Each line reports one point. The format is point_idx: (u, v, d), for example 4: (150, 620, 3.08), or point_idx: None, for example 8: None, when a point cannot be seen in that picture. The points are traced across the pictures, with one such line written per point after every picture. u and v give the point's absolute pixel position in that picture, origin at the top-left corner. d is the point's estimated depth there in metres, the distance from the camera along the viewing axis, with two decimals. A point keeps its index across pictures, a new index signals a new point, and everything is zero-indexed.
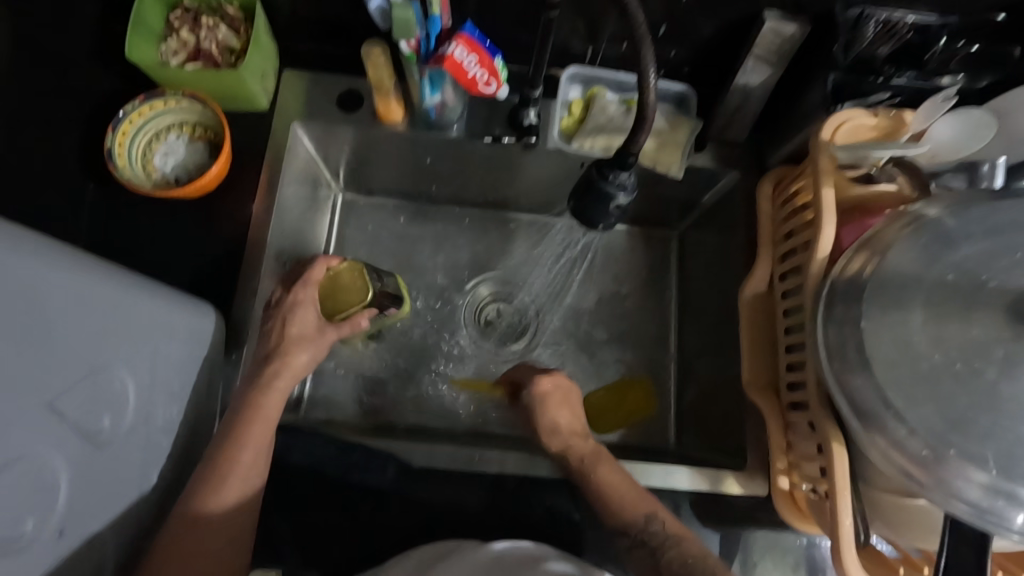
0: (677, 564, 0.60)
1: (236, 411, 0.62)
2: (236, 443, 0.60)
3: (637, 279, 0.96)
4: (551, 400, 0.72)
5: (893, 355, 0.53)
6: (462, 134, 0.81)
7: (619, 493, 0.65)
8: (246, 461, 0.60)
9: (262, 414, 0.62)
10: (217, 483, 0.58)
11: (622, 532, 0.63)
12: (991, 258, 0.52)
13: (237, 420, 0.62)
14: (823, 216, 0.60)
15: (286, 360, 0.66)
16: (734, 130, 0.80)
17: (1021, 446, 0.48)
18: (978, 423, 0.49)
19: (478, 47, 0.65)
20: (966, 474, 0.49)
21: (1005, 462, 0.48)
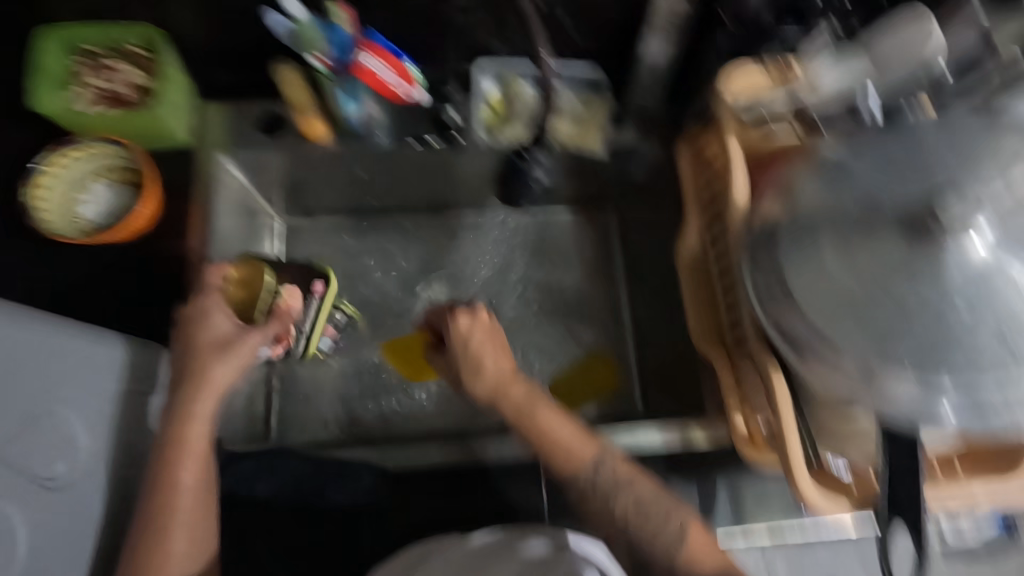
0: (632, 507, 0.63)
1: (160, 463, 0.60)
2: (174, 477, 0.60)
3: (586, 257, 1.00)
4: (473, 338, 0.69)
5: (813, 280, 0.56)
6: (391, 140, 0.79)
7: (560, 436, 0.66)
8: (188, 510, 0.60)
9: (190, 457, 0.61)
10: (159, 539, 0.58)
11: (575, 478, 0.65)
12: (885, 178, 0.56)
13: (162, 471, 0.60)
14: (731, 162, 0.65)
15: (207, 372, 0.64)
16: (649, 100, 0.83)
17: (937, 341, 0.52)
18: (898, 328, 0.53)
19: (385, 53, 0.69)
20: (893, 377, 0.53)
21: (926, 359, 0.52)
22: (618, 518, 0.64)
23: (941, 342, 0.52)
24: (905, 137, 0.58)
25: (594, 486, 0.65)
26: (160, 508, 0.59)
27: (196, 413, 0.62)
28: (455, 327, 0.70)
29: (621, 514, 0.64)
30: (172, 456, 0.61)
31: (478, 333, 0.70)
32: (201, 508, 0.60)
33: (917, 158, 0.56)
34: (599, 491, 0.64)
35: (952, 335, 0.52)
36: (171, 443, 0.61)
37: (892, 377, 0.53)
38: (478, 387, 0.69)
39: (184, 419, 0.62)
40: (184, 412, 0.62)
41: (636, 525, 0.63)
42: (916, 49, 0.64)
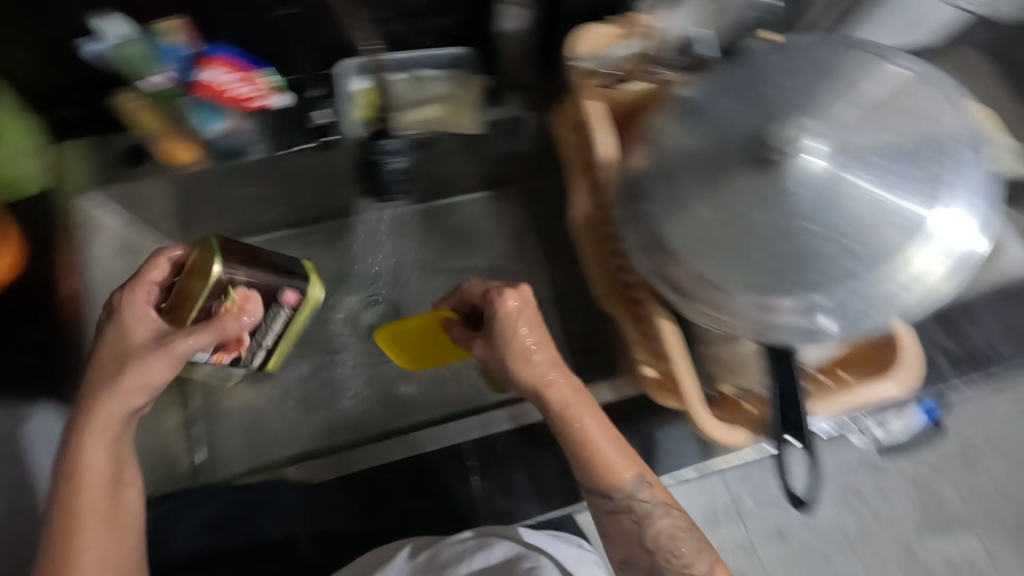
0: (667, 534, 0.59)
1: (54, 506, 0.53)
2: (75, 519, 0.52)
3: (495, 239, 1.00)
4: (521, 321, 0.59)
5: (680, 224, 0.58)
6: (265, 153, 0.79)
7: (585, 442, 0.59)
8: (96, 562, 0.52)
9: (89, 500, 0.53)
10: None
11: (606, 496, 0.59)
12: (732, 117, 0.58)
13: (66, 513, 0.53)
14: (592, 122, 0.66)
15: (145, 362, 0.56)
16: (523, 73, 0.84)
17: (802, 263, 0.54)
18: (767, 257, 0.54)
19: (235, 64, 0.67)
20: (773, 306, 0.54)
21: (795, 283, 0.54)
22: (648, 540, 0.59)
23: (805, 264, 0.54)
24: (747, 73, 0.60)
25: (628, 507, 0.59)
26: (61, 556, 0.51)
27: (93, 448, 0.54)
28: (504, 311, 0.58)
29: (652, 541, 0.59)
30: (70, 503, 0.53)
31: (524, 318, 0.59)
32: (114, 559, 0.53)
33: (756, 90, 0.59)
34: (633, 516, 0.59)
35: (808, 255, 0.53)
36: (65, 486, 0.53)
37: (771, 307, 0.54)
38: (515, 375, 0.60)
39: (77, 459, 0.54)
40: (82, 452, 0.54)
41: (666, 549, 0.58)
42: None
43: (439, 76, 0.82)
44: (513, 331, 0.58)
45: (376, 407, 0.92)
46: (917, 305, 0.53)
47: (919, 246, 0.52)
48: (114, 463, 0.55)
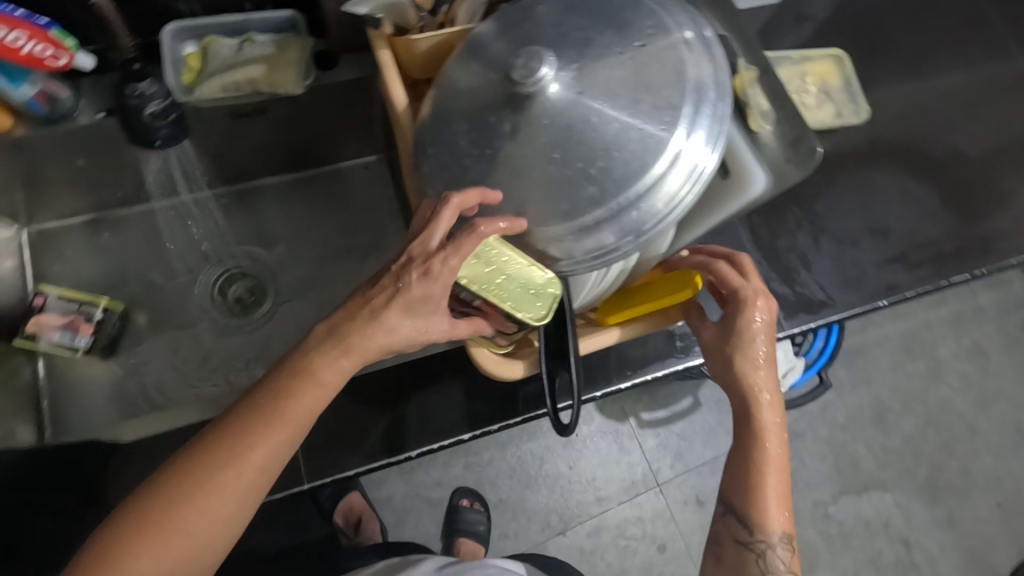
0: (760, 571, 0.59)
1: (227, 441, 0.50)
2: (243, 454, 0.49)
3: (361, 208, 1.04)
4: (760, 327, 0.61)
5: (448, 160, 0.59)
6: (89, 118, 0.80)
7: (761, 485, 0.59)
8: (182, 545, 0.48)
9: (243, 472, 0.49)
10: (126, 560, 0.47)
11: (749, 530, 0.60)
12: (497, 60, 0.59)
13: (292, 384, 0.51)
14: (387, 77, 0.67)
15: (382, 319, 0.51)
16: (351, 35, 0.84)
17: (555, 191, 0.54)
18: (525, 189, 0.55)
19: (18, 22, 0.65)
20: (540, 234, 0.55)
21: (549, 209, 0.55)
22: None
23: (556, 193, 0.54)
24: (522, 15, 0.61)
25: (762, 551, 0.59)
26: (160, 509, 0.48)
27: (306, 397, 0.51)
28: (748, 327, 0.61)
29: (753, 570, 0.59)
30: (236, 459, 0.49)
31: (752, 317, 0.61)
32: (203, 537, 0.49)
33: (523, 28, 0.60)
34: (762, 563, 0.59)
35: (556, 180, 0.54)
36: (256, 430, 0.50)
37: (547, 237, 0.55)
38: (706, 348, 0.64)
39: (284, 414, 0.50)
40: (285, 411, 0.50)
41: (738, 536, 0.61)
42: None
43: (268, 38, 0.82)
44: (748, 323, 0.61)
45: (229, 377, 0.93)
46: (660, 219, 0.55)
47: (664, 166, 0.53)
48: (318, 407, 0.51)
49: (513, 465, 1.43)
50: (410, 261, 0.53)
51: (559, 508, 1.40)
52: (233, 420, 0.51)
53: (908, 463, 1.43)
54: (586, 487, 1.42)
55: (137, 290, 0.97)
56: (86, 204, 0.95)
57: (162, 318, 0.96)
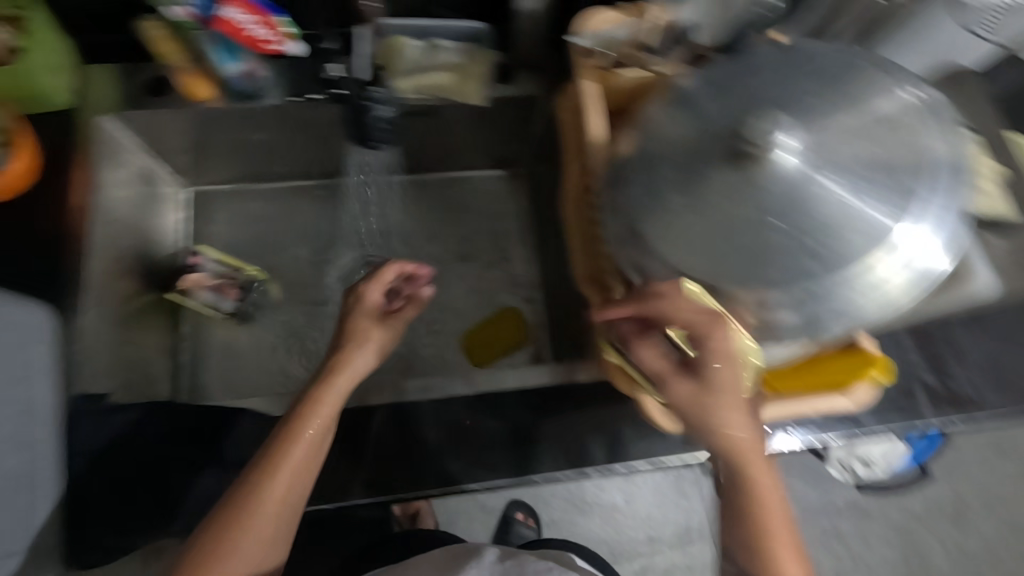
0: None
1: (267, 459, 0.59)
2: (289, 449, 0.60)
3: (494, 215, 1.06)
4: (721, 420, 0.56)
5: (648, 204, 0.58)
6: (277, 99, 0.82)
7: (756, 545, 0.57)
8: (254, 538, 0.58)
9: (285, 473, 0.59)
10: (218, 555, 0.57)
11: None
12: (715, 110, 0.59)
13: (292, 422, 0.61)
14: (586, 106, 0.66)
15: (363, 343, 0.68)
16: (532, 54, 0.86)
17: (761, 260, 0.53)
18: (725, 250, 0.54)
19: (255, 8, 0.67)
20: (734, 299, 0.55)
21: (747, 276, 0.54)
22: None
23: (762, 263, 0.53)
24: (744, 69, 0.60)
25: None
26: (223, 523, 0.58)
27: (310, 427, 0.61)
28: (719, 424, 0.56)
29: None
30: (280, 457, 0.59)
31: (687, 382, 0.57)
32: (271, 528, 0.59)
33: (746, 83, 0.59)
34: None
35: (768, 245, 0.53)
36: (279, 449, 0.60)
37: (741, 302, 0.55)
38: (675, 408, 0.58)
39: (292, 436, 0.60)
40: (296, 431, 0.61)
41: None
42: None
43: (453, 49, 0.84)
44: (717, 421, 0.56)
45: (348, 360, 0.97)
46: (858, 307, 0.54)
47: (884, 254, 0.52)
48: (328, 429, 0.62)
49: (571, 487, 1.42)
50: (358, 306, 0.70)
51: (610, 540, 1.38)
52: (276, 433, 0.61)
53: (990, 566, 1.32)
54: (642, 525, 1.39)
55: (273, 261, 1.01)
56: (241, 171, 0.99)
57: (293, 292, 1.00)
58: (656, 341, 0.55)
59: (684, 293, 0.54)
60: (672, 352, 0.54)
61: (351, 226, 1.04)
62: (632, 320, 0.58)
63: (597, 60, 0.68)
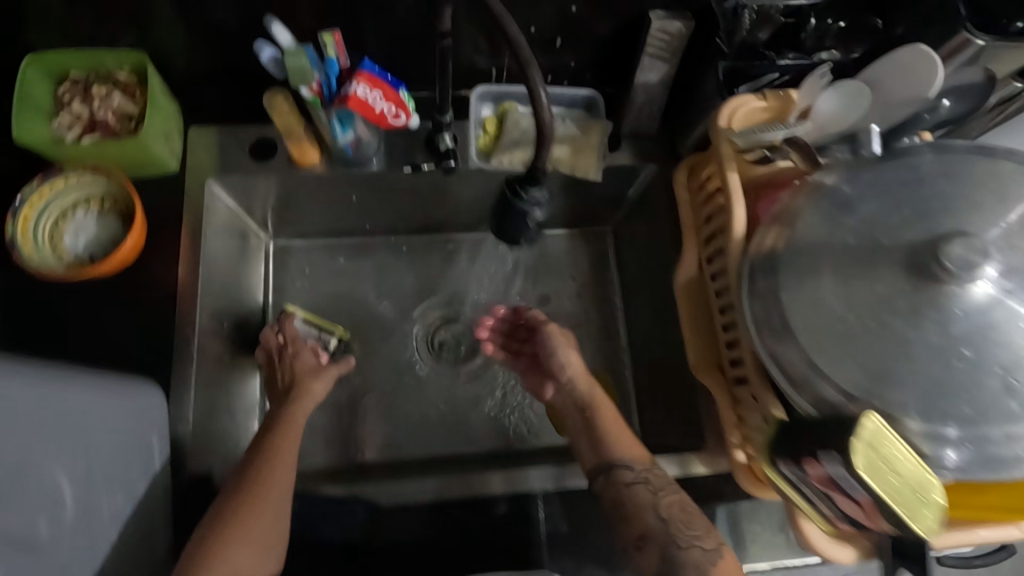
0: (679, 506, 0.67)
1: (253, 459, 0.70)
2: (280, 444, 0.72)
3: (580, 275, 1.01)
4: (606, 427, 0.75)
5: (811, 318, 0.56)
6: (383, 166, 0.81)
7: (618, 437, 0.74)
8: (266, 503, 0.66)
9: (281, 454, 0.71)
10: (237, 524, 0.64)
11: (627, 468, 0.70)
12: (882, 217, 0.56)
13: (281, 427, 0.75)
14: (731, 197, 0.64)
15: (309, 382, 0.83)
16: (644, 124, 0.84)
17: (940, 389, 0.51)
18: (899, 374, 0.52)
19: (381, 82, 0.67)
20: (915, 430, 0.51)
21: (925, 407, 0.51)
22: (661, 508, 0.66)
23: (943, 392, 0.51)
24: (909, 174, 0.57)
25: (641, 479, 0.69)
26: (238, 512, 0.64)
27: (291, 431, 0.75)
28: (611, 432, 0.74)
29: (665, 510, 0.66)
30: (270, 450, 0.71)
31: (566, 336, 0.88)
32: (282, 494, 0.68)
33: (918, 193, 0.56)
34: (648, 488, 0.68)
35: (954, 377, 0.51)
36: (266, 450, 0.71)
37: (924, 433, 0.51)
38: (571, 371, 0.83)
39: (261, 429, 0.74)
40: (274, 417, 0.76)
41: (678, 523, 0.65)
42: (919, 80, 0.59)
43: (565, 117, 0.82)
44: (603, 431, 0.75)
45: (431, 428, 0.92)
46: None
47: None
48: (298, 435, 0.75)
49: None
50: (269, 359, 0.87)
51: None
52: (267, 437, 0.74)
53: None
54: None
55: (354, 317, 0.96)
56: (329, 226, 0.96)
57: (374, 351, 0.95)
58: (846, 486, 0.49)
59: (877, 436, 0.48)
60: (870, 504, 0.49)
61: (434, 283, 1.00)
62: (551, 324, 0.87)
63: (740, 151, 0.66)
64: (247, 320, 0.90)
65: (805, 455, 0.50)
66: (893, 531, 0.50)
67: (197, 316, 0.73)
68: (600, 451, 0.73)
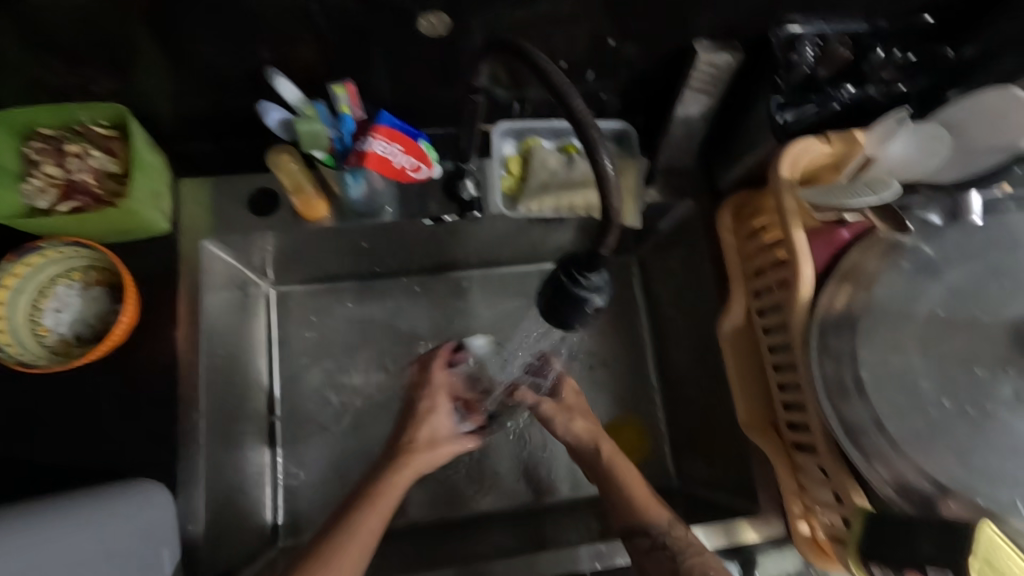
0: (700, 571, 0.61)
1: (343, 516, 0.62)
2: (352, 529, 0.61)
3: (606, 309, 0.94)
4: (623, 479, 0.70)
5: (900, 400, 0.50)
6: (397, 216, 0.73)
7: (637, 493, 0.68)
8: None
9: (367, 522, 0.62)
10: None
11: (644, 533, 0.65)
12: (973, 287, 0.51)
13: (365, 505, 0.63)
14: (796, 255, 0.58)
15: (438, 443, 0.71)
16: (680, 157, 0.77)
17: None
18: (1000, 470, 0.47)
19: (400, 135, 0.59)
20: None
21: None
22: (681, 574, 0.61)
23: None
24: (996, 237, 0.52)
25: (662, 542, 0.64)
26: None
27: (381, 502, 0.64)
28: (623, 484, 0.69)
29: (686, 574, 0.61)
30: (339, 537, 0.60)
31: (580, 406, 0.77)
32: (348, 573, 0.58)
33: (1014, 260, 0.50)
34: (668, 551, 0.63)
35: None
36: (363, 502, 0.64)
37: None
38: (574, 440, 0.75)
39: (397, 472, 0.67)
40: (411, 460, 0.68)
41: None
42: (1009, 130, 0.53)
43: None
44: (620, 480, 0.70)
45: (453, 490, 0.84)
46: None
47: None
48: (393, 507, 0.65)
49: None
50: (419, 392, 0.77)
51: None
52: (363, 506, 0.63)
53: None
54: None
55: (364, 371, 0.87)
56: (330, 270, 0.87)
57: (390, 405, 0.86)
58: None
59: (992, 548, 0.43)
60: None
61: (448, 325, 0.91)
62: (551, 401, 0.77)
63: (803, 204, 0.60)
64: (249, 383, 0.81)
65: (904, 564, 0.46)
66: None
67: (201, 395, 0.66)
68: (620, 514, 0.68)
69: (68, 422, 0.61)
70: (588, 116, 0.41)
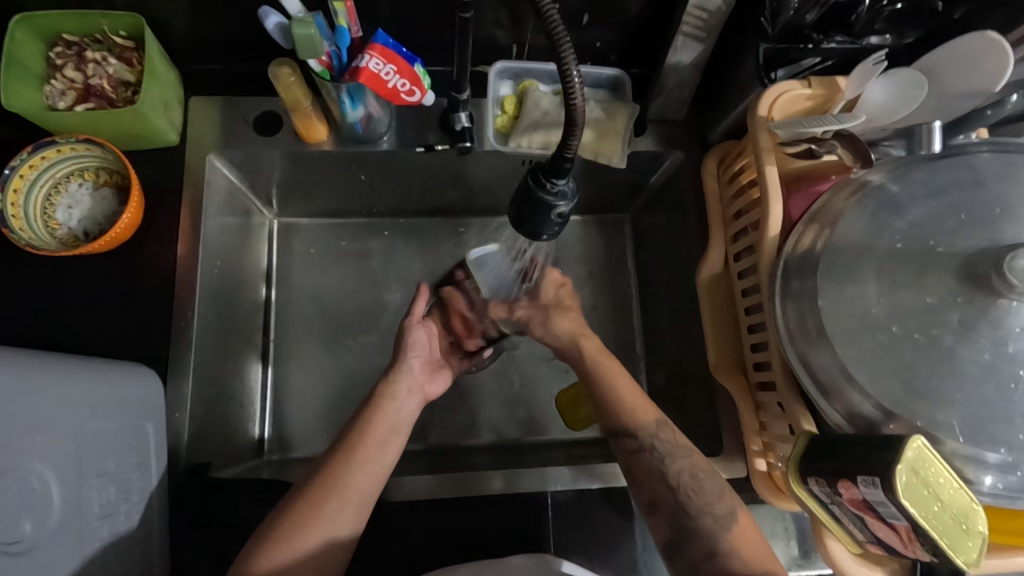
0: (688, 473, 0.60)
1: (358, 417, 0.63)
2: (369, 425, 0.62)
3: (597, 264, 0.96)
4: (614, 376, 0.66)
5: (850, 326, 0.52)
6: (394, 146, 0.76)
7: (627, 400, 0.65)
8: (361, 476, 0.59)
9: (383, 427, 0.62)
10: (309, 521, 0.55)
11: (632, 436, 0.63)
12: (936, 220, 0.51)
13: (370, 409, 0.64)
14: (768, 193, 0.60)
15: (414, 338, 0.69)
16: (673, 108, 0.79)
17: (984, 411, 0.47)
18: (939, 391, 0.48)
19: (395, 56, 0.61)
20: (962, 452, 0.47)
21: (972, 428, 0.47)
22: (669, 477, 0.61)
23: (988, 413, 0.47)
24: (963, 175, 0.53)
25: (651, 446, 0.62)
26: (321, 493, 0.57)
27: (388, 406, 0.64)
28: (613, 392, 0.66)
29: (673, 477, 0.61)
30: (359, 435, 0.61)
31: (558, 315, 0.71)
32: (379, 466, 0.60)
33: (974, 198, 0.51)
34: (656, 454, 0.62)
35: (1005, 399, 0.47)
36: (369, 411, 0.63)
37: (971, 455, 0.47)
38: (556, 338, 0.70)
39: (389, 392, 0.65)
40: (391, 388, 0.65)
41: (688, 491, 0.60)
42: (983, 72, 0.55)
43: (590, 100, 0.79)
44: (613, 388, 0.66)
45: (433, 422, 0.87)
46: None
47: None
48: (400, 419, 0.64)
49: None
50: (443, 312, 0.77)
51: None
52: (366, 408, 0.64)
53: None
54: None
55: (357, 304, 0.89)
56: (331, 205, 0.89)
57: (378, 334, 0.88)
58: (885, 512, 0.46)
59: (919, 460, 0.44)
60: (908, 532, 0.46)
61: (443, 267, 0.93)
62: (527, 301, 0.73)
63: (780, 144, 0.63)
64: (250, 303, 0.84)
65: (839, 478, 0.48)
66: (932, 560, 0.47)
67: (198, 298, 0.70)
68: (606, 414, 0.66)
69: (74, 308, 0.66)
70: (556, 18, 0.42)
